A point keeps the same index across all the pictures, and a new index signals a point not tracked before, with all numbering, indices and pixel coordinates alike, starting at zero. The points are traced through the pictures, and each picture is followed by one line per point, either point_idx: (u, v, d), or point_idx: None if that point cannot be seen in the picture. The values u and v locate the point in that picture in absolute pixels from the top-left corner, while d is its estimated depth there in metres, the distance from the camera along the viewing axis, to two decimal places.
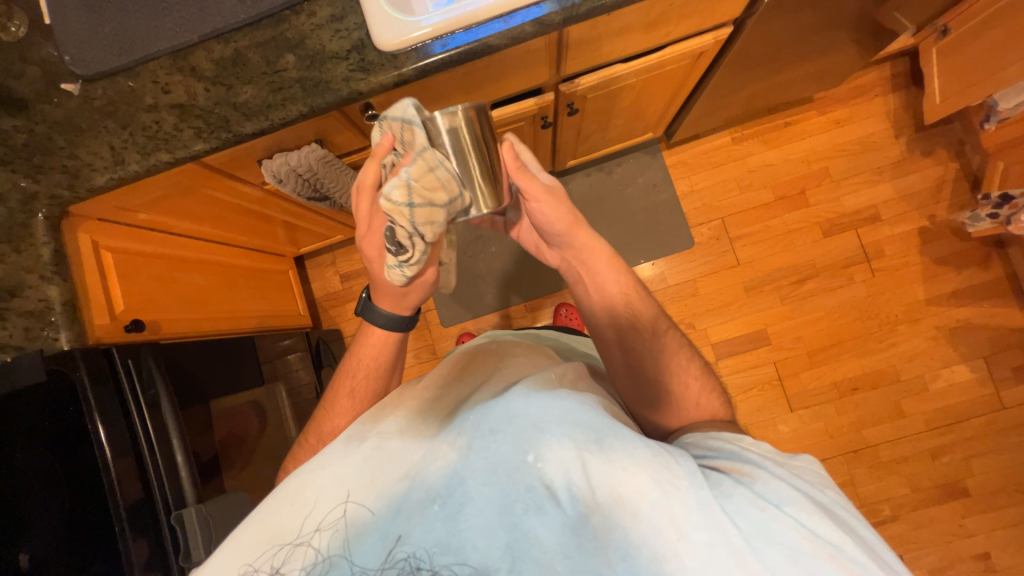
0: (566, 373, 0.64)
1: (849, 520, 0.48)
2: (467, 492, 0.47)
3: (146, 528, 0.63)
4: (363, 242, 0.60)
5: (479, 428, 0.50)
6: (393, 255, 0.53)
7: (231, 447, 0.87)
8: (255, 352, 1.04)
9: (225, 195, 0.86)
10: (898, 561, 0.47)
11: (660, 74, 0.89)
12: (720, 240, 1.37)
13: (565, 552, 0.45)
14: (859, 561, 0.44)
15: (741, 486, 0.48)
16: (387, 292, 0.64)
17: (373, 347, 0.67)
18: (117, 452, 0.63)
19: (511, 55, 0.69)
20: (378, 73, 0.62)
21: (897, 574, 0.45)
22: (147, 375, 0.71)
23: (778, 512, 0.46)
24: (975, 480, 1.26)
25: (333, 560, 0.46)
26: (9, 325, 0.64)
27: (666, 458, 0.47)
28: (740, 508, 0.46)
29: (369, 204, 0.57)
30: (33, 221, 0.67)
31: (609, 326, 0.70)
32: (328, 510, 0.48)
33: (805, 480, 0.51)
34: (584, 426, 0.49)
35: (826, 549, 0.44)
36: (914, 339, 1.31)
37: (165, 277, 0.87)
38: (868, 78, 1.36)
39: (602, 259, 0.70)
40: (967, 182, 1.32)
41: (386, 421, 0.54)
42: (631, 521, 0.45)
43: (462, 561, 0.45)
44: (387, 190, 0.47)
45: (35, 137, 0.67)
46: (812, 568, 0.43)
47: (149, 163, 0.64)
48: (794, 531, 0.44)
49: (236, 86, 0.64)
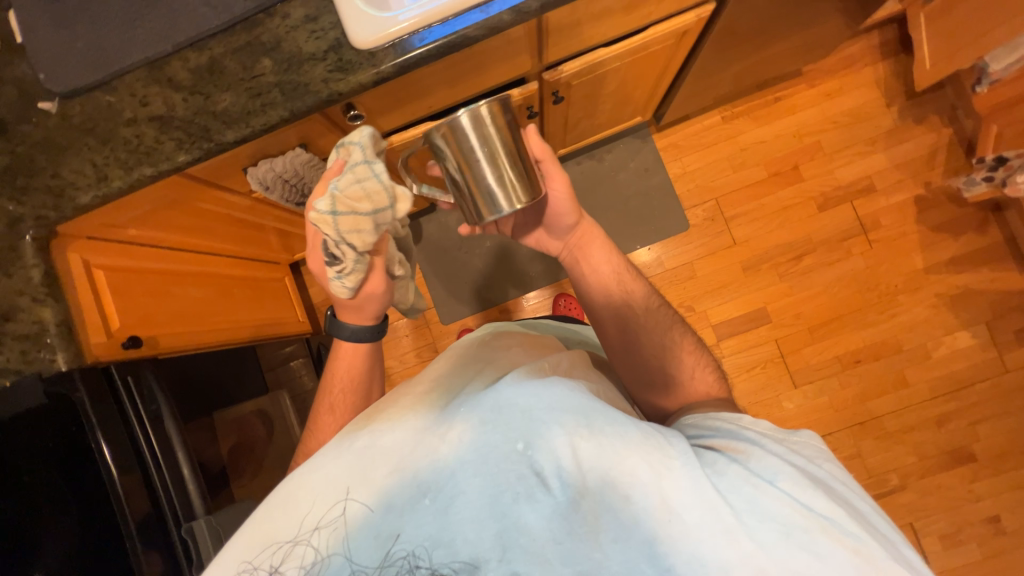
0: (561, 361, 0.64)
1: (841, 492, 0.49)
2: (459, 485, 0.48)
3: (156, 541, 0.64)
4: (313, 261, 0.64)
5: (470, 419, 0.50)
6: (333, 264, 0.59)
7: (240, 458, 0.89)
8: (256, 361, 1.07)
9: (213, 206, 0.85)
10: (890, 529, 0.48)
11: (644, 56, 0.88)
12: (716, 221, 1.36)
13: (555, 539, 0.46)
14: (853, 533, 0.45)
15: (734, 464, 0.49)
16: (348, 307, 0.67)
17: (345, 363, 0.69)
18: (122, 467, 0.64)
19: (490, 46, 0.68)
20: (356, 72, 0.61)
21: (887, 543, 0.46)
22: (148, 390, 0.72)
23: (770, 488, 0.47)
24: (981, 445, 1.27)
25: (332, 558, 0.47)
26: (6, 349, 0.64)
27: (658, 440, 0.48)
28: (732, 484, 0.47)
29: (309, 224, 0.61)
30: (21, 243, 0.66)
31: (606, 309, 0.73)
32: (326, 509, 0.49)
33: (800, 456, 0.52)
34: (576, 411, 0.49)
35: (816, 522, 0.45)
36: (915, 308, 1.30)
37: (160, 291, 0.87)
38: (857, 47, 1.34)
39: (600, 242, 0.74)
40: (961, 147, 1.31)
41: (379, 420, 0.53)
42: (623, 503, 0.46)
43: (456, 555, 0.46)
44: (316, 203, 0.54)
45: (17, 158, 0.66)
46: (803, 542, 0.44)
47: (133, 178, 0.64)
48: (785, 505, 0.46)
49: (215, 94, 0.63)
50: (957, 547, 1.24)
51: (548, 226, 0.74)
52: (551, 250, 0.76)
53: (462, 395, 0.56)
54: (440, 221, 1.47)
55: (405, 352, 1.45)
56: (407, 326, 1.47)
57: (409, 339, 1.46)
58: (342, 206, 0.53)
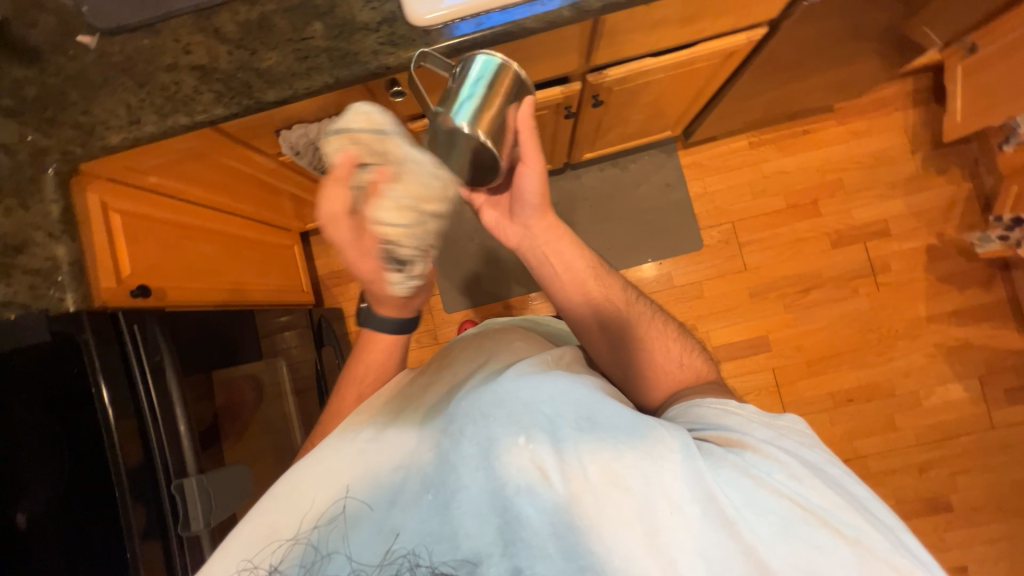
0: (563, 356, 0.64)
1: (837, 477, 0.53)
2: (460, 480, 0.50)
3: (146, 495, 0.63)
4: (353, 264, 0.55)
5: (469, 416, 0.52)
6: (401, 268, 0.54)
7: (224, 421, 0.85)
8: (252, 325, 1.01)
9: (239, 164, 0.84)
10: (887, 514, 0.51)
11: (688, 71, 0.88)
12: (729, 244, 1.37)
13: (557, 534, 0.47)
14: (848, 520, 0.49)
15: (731, 454, 0.52)
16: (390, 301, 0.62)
17: (379, 353, 0.66)
18: (119, 415, 0.63)
19: (543, 40, 0.67)
20: (408, 48, 0.60)
21: (883, 528, 0.49)
22: (153, 342, 0.69)
23: (768, 480, 0.50)
24: (958, 496, 1.29)
25: (333, 557, 0.49)
26: (12, 284, 0.62)
27: (661, 433, 0.51)
28: (730, 478, 0.50)
29: (347, 231, 0.53)
30: (43, 176, 0.65)
31: (576, 303, 0.71)
32: (326, 505, 0.51)
33: (789, 440, 0.56)
34: (578, 407, 0.52)
35: (816, 514, 0.48)
36: (912, 355, 1.32)
37: (173, 244, 0.85)
38: (891, 90, 1.35)
39: (564, 236, 0.72)
40: (978, 203, 1.33)
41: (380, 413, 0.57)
42: (626, 498, 0.48)
43: (457, 549, 0.48)
44: (387, 214, 0.49)
45: (48, 89, 0.65)
46: (801, 531, 0.48)
47: (166, 125, 0.62)
48: (781, 498, 0.49)
49: (260, 52, 0.62)
50: None
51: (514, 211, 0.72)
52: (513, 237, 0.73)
53: (461, 390, 0.57)
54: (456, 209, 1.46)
55: None
56: None
57: None
58: (426, 203, 0.50)
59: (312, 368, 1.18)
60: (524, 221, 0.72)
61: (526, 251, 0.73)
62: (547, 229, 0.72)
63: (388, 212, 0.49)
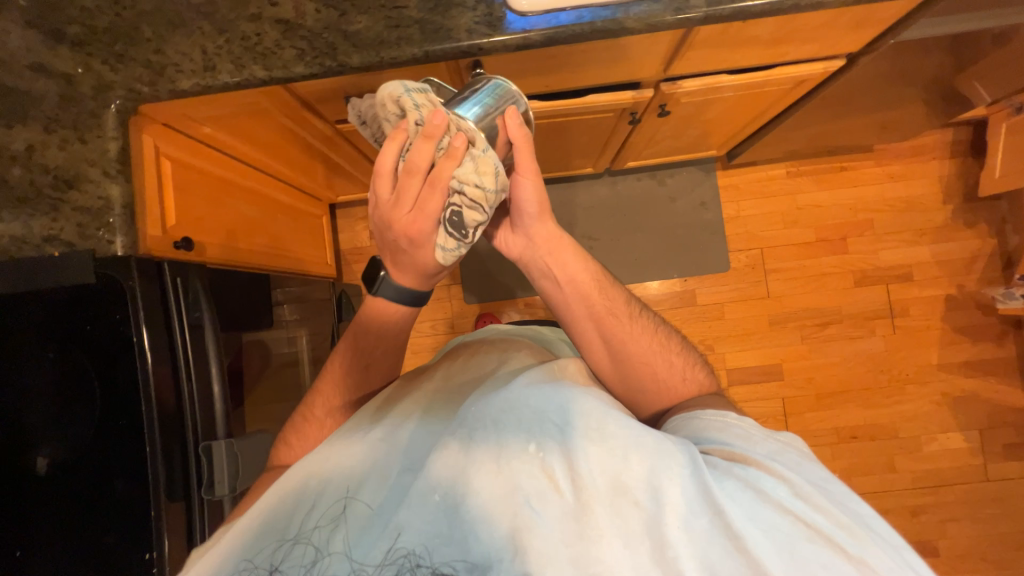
0: (567, 365, 0.61)
1: (843, 496, 0.47)
2: (467, 482, 0.47)
3: (175, 455, 0.61)
4: (407, 222, 0.53)
5: (478, 420, 0.50)
6: (449, 234, 0.54)
7: (234, 384, 0.78)
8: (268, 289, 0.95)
9: (295, 125, 0.82)
10: (897, 536, 0.45)
11: (757, 93, 0.88)
12: (755, 269, 1.38)
13: (565, 542, 0.44)
14: (858, 544, 0.43)
15: (737, 468, 0.48)
16: (419, 273, 0.59)
17: (336, 367, 0.67)
18: (158, 366, 0.61)
19: (633, 43, 0.66)
20: (503, 31, 0.59)
21: (895, 551, 0.43)
22: (194, 297, 0.68)
23: (769, 493, 0.45)
24: (946, 542, 1.32)
25: (332, 556, 0.47)
26: (61, 218, 0.60)
27: (667, 444, 0.47)
28: (733, 490, 0.45)
29: (415, 184, 0.50)
30: (104, 111, 0.62)
31: (577, 317, 0.68)
32: (329, 506, 0.49)
33: (793, 455, 0.51)
34: (587, 412, 0.49)
35: (819, 531, 0.43)
36: (919, 400, 1.34)
37: (215, 199, 0.83)
38: (931, 138, 1.37)
39: (568, 246, 0.67)
40: (1000, 259, 1.35)
41: (387, 414, 0.55)
42: (636, 511, 0.45)
43: (462, 555, 0.45)
44: (470, 175, 0.50)
45: (120, 22, 0.62)
46: (809, 552, 0.42)
47: (241, 77, 0.60)
48: (785, 513, 0.44)
49: (350, 14, 0.60)
50: None
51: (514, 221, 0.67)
52: (516, 246, 0.68)
53: (472, 394, 0.55)
54: None
55: (420, 320, 1.43)
56: (428, 295, 1.45)
57: (428, 309, 1.44)
58: (505, 176, 0.52)
59: (330, 342, 1.16)
60: (526, 230, 0.67)
61: (528, 262, 0.68)
62: (548, 239, 0.67)
63: (471, 175, 0.50)
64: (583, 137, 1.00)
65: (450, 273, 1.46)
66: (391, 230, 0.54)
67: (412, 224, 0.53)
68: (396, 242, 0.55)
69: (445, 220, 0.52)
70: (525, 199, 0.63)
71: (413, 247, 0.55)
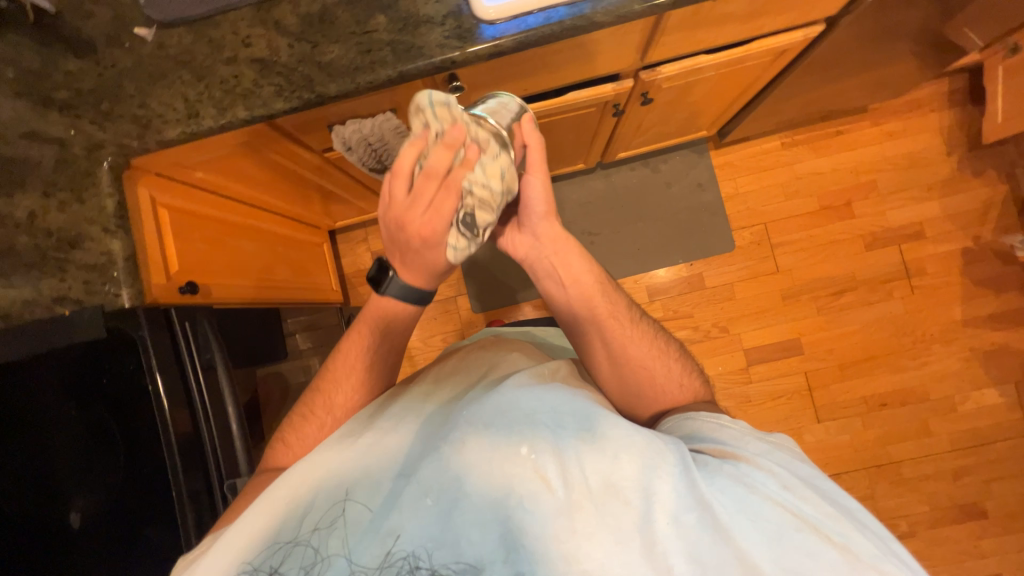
0: (559, 368, 0.62)
1: (829, 490, 0.49)
2: (461, 487, 0.47)
3: (201, 497, 0.62)
4: (421, 225, 0.52)
5: (471, 424, 0.50)
6: (462, 232, 0.53)
7: (253, 418, 0.81)
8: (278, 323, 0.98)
9: (284, 159, 0.83)
10: (880, 527, 0.48)
11: (739, 69, 0.87)
12: (761, 246, 1.36)
13: (557, 540, 0.44)
14: (843, 533, 0.45)
15: (726, 465, 0.49)
16: (426, 270, 0.59)
17: (351, 354, 0.66)
18: (175, 412, 0.62)
19: (605, 36, 0.66)
20: (474, 42, 0.59)
21: (879, 541, 0.46)
22: (204, 339, 0.69)
23: (758, 487, 0.47)
24: (994, 502, 1.27)
25: (332, 559, 0.46)
26: (67, 277, 0.62)
27: (658, 444, 0.48)
28: (723, 486, 0.47)
29: (432, 187, 0.50)
30: (98, 169, 0.64)
31: (583, 316, 0.68)
32: (328, 508, 0.48)
33: (782, 453, 0.52)
34: (578, 415, 0.51)
35: (806, 521, 0.45)
36: (948, 359, 1.30)
37: (215, 240, 0.84)
38: (926, 91, 1.33)
39: (573, 247, 0.68)
40: (1014, 205, 1.31)
41: (380, 423, 0.54)
42: (625, 507, 0.45)
43: (458, 556, 0.45)
44: (485, 177, 0.50)
45: (104, 82, 0.64)
46: (796, 541, 0.44)
47: (225, 119, 0.61)
48: (774, 506, 0.46)
49: (322, 45, 0.61)
50: None
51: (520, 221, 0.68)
52: (520, 249, 0.69)
53: (464, 399, 0.56)
54: None
55: (431, 335, 1.44)
56: (435, 309, 1.46)
57: (437, 323, 1.45)
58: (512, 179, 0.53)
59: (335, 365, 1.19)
60: (533, 231, 0.68)
61: (533, 263, 0.69)
62: (552, 242, 0.68)
63: (482, 178, 0.50)
64: (570, 135, 1.00)
65: (455, 284, 1.47)
66: (398, 230, 0.54)
67: (425, 225, 0.52)
68: (405, 241, 0.55)
69: (458, 220, 0.52)
70: (532, 199, 0.65)
71: (423, 246, 0.54)
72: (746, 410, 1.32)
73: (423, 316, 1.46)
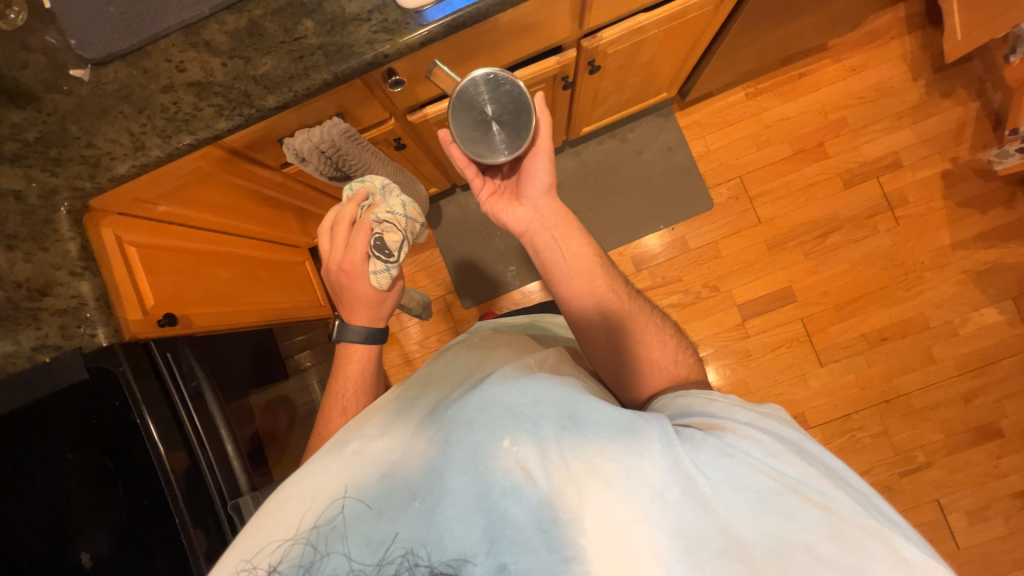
0: (547, 358, 0.61)
1: (814, 452, 0.49)
2: (446, 484, 0.45)
3: (204, 518, 0.62)
4: (344, 261, 0.70)
5: (455, 422, 0.48)
6: (381, 254, 0.70)
7: (265, 445, 0.84)
8: (274, 346, 1.02)
9: (243, 181, 0.84)
10: (861, 483, 0.48)
11: (683, 23, 0.87)
12: (740, 199, 1.35)
13: (540, 528, 0.43)
14: (824, 492, 0.45)
15: (711, 437, 0.48)
16: (367, 306, 0.72)
17: (357, 364, 0.74)
18: (168, 443, 0.62)
19: (537, 7, 0.66)
20: (403, 33, 0.59)
21: (862, 498, 0.46)
22: (188, 367, 0.70)
23: (743, 456, 0.47)
24: (1008, 420, 1.26)
25: (332, 556, 0.45)
26: (42, 325, 0.62)
27: (639, 424, 0.47)
28: (708, 459, 0.46)
29: (345, 230, 0.71)
30: (56, 216, 0.65)
31: (580, 287, 0.68)
32: (325, 509, 0.47)
33: (769, 419, 0.52)
34: (560, 405, 0.48)
35: (789, 485, 0.46)
36: (943, 285, 1.29)
37: (191, 271, 0.85)
38: (884, 20, 1.32)
39: (574, 222, 0.69)
40: (988, 121, 1.30)
41: (372, 425, 0.52)
42: (606, 489, 0.45)
43: (445, 554, 0.43)
44: (384, 208, 0.72)
45: (49, 128, 0.64)
46: (774, 505, 0.45)
47: (171, 147, 0.62)
48: (757, 473, 0.46)
49: (255, 58, 0.61)
50: (984, 522, 1.24)
51: (521, 193, 0.71)
52: (521, 221, 0.70)
53: (451, 396, 0.53)
54: (461, 204, 1.46)
55: (426, 337, 1.45)
56: None
57: (430, 324, 1.45)
58: (411, 211, 0.78)
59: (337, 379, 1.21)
60: (534, 202, 0.70)
61: (534, 234, 0.70)
62: (554, 214, 0.70)
63: (386, 209, 0.73)
64: None
65: (442, 283, 1.47)
66: (334, 275, 0.72)
67: (349, 261, 0.70)
68: (342, 284, 0.72)
69: (372, 245, 0.70)
70: (536, 166, 0.68)
71: (354, 282, 0.71)
72: (748, 365, 1.31)
73: (416, 320, 1.46)
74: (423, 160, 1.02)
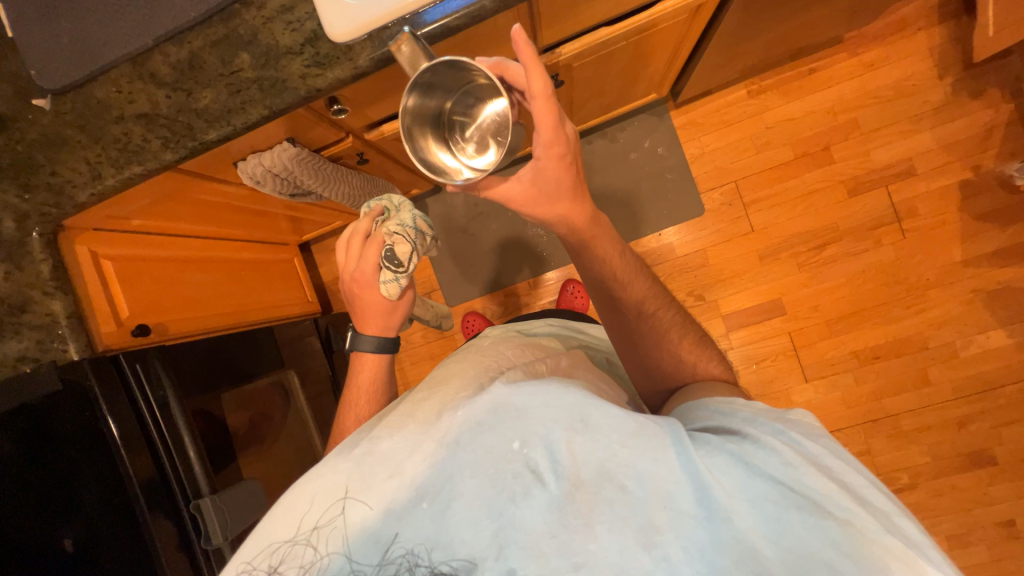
0: (559, 361, 0.61)
1: (839, 469, 0.43)
2: (456, 487, 0.44)
3: (169, 512, 0.70)
4: (357, 272, 0.70)
5: (465, 426, 0.45)
6: (391, 264, 0.69)
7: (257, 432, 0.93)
8: (271, 336, 1.08)
9: (211, 196, 0.87)
10: (887, 500, 0.42)
11: (655, 33, 0.81)
12: (733, 205, 1.29)
13: (550, 533, 0.42)
14: (846, 508, 0.40)
15: (728, 445, 0.44)
16: (379, 315, 0.72)
17: (368, 373, 0.72)
18: (133, 448, 0.69)
19: (479, 33, 0.64)
20: (334, 68, 0.59)
21: (884, 516, 0.41)
22: (156, 378, 0.76)
23: (762, 467, 0.42)
24: (1004, 448, 1.20)
25: (333, 557, 0.43)
26: (21, 337, 0.67)
27: (652, 430, 0.44)
28: (721, 465, 0.42)
29: (358, 242, 0.71)
30: (29, 239, 0.69)
31: (611, 288, 0.64)
32: (326, 509, 0.44)
33: (796, 429, 0.46)
34: (569, 411, 0.45)
35: (806, 498, 0.41)
36: (946, 304, 1.21)
37: (169, 279, 0.90)
38: (910, 9, 1.19)
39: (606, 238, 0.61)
40: (1020, 125, 1.17)
41: (380, 426, 0.49)
42: (617, 495, 0.42)
43: (453, 555, 0.42)
44: (395, 221, 0.71)
45: (18, 155, 0.68)
46: (792, 521, 0.40)
47: (124, 176, 0.65)
48: (774, 483, 0.41)
49: (196, 91, 0.62)
50: (965, 548, 1.21)
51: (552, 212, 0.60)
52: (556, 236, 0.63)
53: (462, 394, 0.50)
54: (448, 202, 1.46)
55: (412, 332, 1.49)
56: None
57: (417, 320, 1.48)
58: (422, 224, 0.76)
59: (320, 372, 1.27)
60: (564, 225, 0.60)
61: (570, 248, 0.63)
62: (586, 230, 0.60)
63: (397, 222, 0.72)
64: None
65: (429, 280, 1.49)
66: (347, 285, 0.72)
67: (361, 271, 0.70)
68: (355, 294, 0.72)
69: (383, 257, 0.69)
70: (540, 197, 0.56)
71: (365, 291, 0.71)
72: None
73: None
74: (395, 168, 1.02)
